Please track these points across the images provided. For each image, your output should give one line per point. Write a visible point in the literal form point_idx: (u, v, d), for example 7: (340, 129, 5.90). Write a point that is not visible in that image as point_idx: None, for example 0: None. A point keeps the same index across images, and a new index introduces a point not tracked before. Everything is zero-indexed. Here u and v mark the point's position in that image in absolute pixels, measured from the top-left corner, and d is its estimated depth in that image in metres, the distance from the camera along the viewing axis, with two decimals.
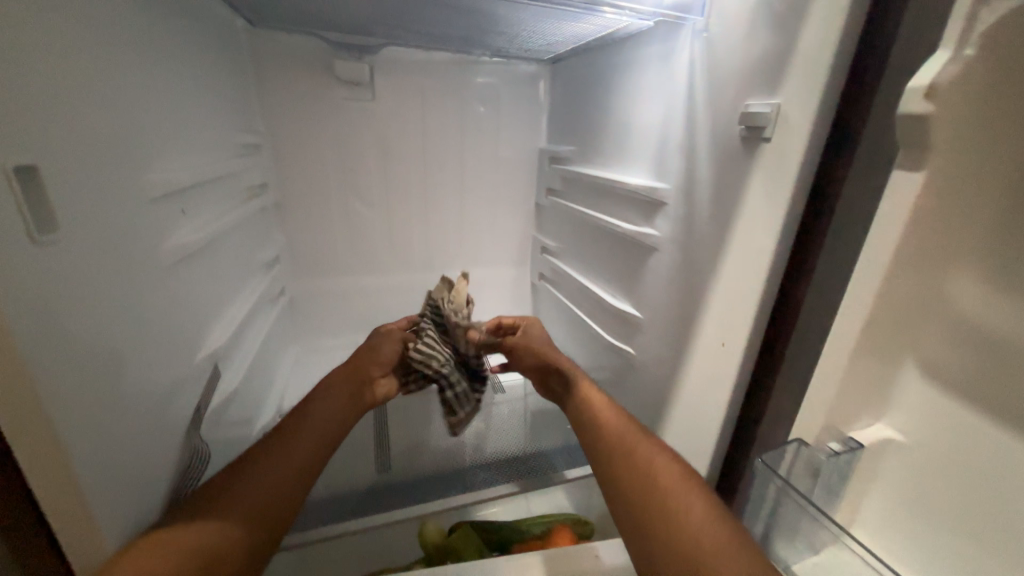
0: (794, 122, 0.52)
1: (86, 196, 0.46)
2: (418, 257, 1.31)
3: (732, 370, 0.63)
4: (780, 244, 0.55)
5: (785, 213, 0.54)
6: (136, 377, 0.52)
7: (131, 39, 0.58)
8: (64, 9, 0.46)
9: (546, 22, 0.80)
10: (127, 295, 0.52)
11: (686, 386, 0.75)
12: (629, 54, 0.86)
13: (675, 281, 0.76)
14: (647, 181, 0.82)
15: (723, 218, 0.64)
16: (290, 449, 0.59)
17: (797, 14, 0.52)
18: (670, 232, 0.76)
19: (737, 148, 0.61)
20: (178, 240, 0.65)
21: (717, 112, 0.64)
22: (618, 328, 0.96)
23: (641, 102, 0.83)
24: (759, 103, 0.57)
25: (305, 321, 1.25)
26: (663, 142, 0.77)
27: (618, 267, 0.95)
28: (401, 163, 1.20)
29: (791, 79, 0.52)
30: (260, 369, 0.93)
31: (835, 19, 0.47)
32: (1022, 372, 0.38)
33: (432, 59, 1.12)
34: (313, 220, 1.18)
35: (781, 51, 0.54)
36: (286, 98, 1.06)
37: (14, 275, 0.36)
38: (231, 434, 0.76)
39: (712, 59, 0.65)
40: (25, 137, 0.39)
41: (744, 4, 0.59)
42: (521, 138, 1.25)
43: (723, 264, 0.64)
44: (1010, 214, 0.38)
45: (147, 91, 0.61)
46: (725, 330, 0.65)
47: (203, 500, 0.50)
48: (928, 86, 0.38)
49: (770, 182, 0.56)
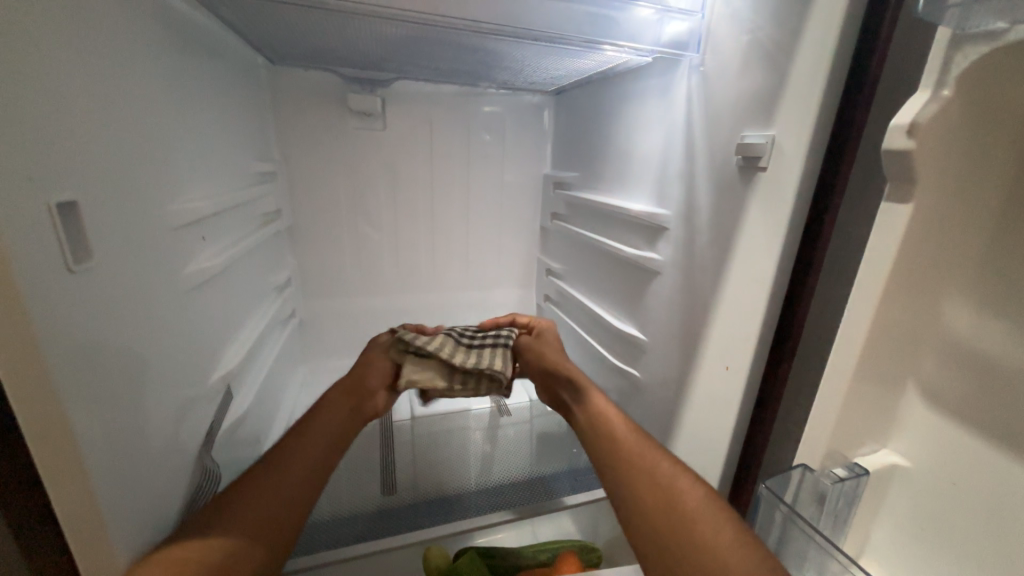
0: (788, 153, 0.54)
1: (116, 227, 0.49)
2: (426, 281, 1.34)
3: (736, 394, 0.64)
4: (779, 269, 0.57)
5: (782, 240, 0.56)
6: (154, 400, 0.53)
7: (161, 80, 0.62)
8: (102, 57, 0.50)
9: (550, 58, 0.84)
10: (149, 319, 0.54)
11: (691, 408, 0.75)
12: (629, 87, 0.89)
13: (678, 304, 0.77)
14: (648, 207, 0.84)
15: (723, 243, 0.66)
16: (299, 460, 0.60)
17: (785, 53, 0.55)
18: (672, 256, 0.78)
19: (735, 177, 0.63)
20: (198, 266, 0.68)
21: (714, 141, 0.67)
22: (623, 350, 0.96)
23: (641, 131, 0.86)
24: (754, 135, 0.59)
25: (313, 343, 1.27)
26: (663, 169, 0.80)
27: (622, 290, 0.96)
28: (410, 189, 1.23)
29: (783, 113, 0.55)
30: (269, 390, 0.94)
31: (822, 58, 0.50)
32: (1014, 396, 0.39)
33: (440, 91, 1.17)
34: (324, 244, 1.22)
35: (773, 87, 0.56)
36: (301, 129, 1.11)
37: (52, 304, 0.38)
38: (240, 455, 0.77)
39: (708, 92, 0.68)
40: (67, 176, 0.42)
41: (737, 41, 0.62)
42: (527, 164, 1.29)
43: (725, 288, 0.66)
44: (994, 243, 0.40)
45: (174, 127, 0.65)
46: (728, 353, 0.65)
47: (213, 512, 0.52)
48: (909, 124, 0.40)
49: (767, 209, 0.58)
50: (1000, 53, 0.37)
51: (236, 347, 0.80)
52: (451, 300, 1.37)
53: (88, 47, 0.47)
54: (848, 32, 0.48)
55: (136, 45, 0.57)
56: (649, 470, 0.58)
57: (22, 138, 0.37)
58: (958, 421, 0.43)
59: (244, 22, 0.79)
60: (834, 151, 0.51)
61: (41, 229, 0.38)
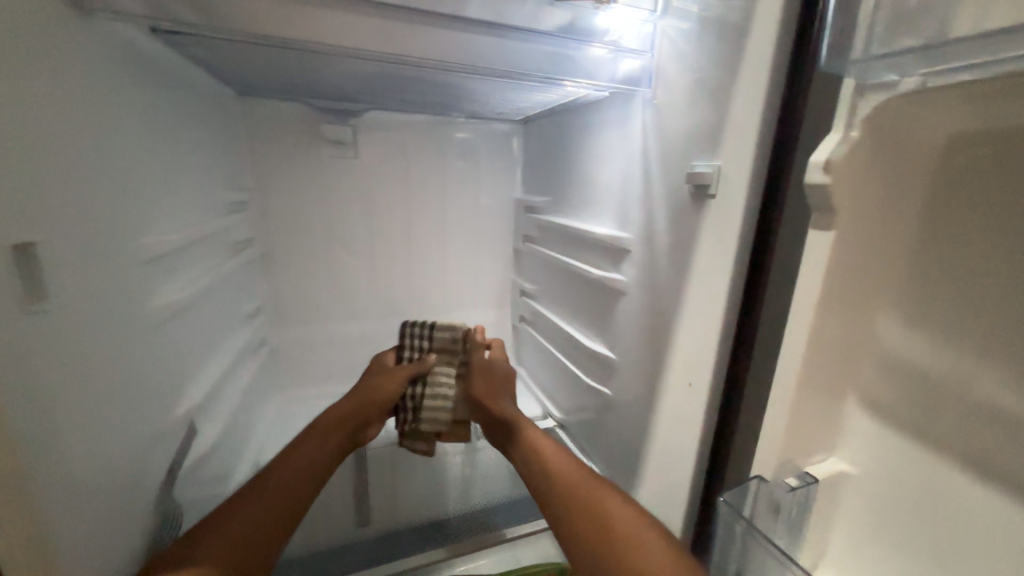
0: (733, 182, 0.59)
1: (77, 266, 0.49)
2: (401, 306, 1.33)
3: (701, 409, 0.66)
4: (731, 289, 0.61)
5: (733, 262, 0.59)
6: (113, 440, 0.52)
7: (129, 116, 0.63)
8: (67, 97, 0.50)
9: (515, 91, 0.88)
10: (111, 355, 0.53)
11: (660, 424, 0.77)
12: (591, 118, 0.94)
13: (644, 322, 0.80)
14: (614, 231, 0.88)
15: (681, 264, 0.69)
16: (270, 496, 0.60)
17: (725, 91, 0.59)
18: (637, 278, 0.81)
19: (688, 203, 0.67)
20: (163, 299, 0.66)
21: (669, 170, 0.71)
22: (595, 369, 0.98)
23: (604, 159, 0.91)
24: (702, 165, 0.63)
25: (285, 371, 1.24)
26: (625, 194, 0.84)
27: (592, 310, 0.99)
28: (384, 215, 1.24)
29: (726, 146, 0.60)
30: (239, 422, 0.92)
31: (757, 97, 0.55)
32: (941, 400, 0.43)
33: (412, 121, 1.20)
34: (297, 271, 1.21)
35: (717, 122, 0.61)
36: (272, 157, 1.11)
37: (5, 346, 0.37)
38: (207, 492, 0.74)
39: (662, 124, 0.73)
40: (26, 216, 0.42)
41: (684, 79, 0.67)
42: (499, 188, 1.32)
43: (685, 307, 0.69)
44: (917, 260, 0.44)
45: (142, 161, 0.66)
46: (691, 370, 0.68)
47: (185, 548, 0.52)
48: (825, 162, 0.44)
49: (718, 232, 0.62)
50: (898, 98, 0.42)
51: (202, 378, 0.77)
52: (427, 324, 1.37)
53: (48, 86, 0.47)
54: (776, 75, 0.53)
55: (103, 82, 0.57)
56: (601, 510, 0.61)
57: None
58: (894, 428, 0.47)
59: (214, 59, 0.80)
60: (773, 180, 0.55)
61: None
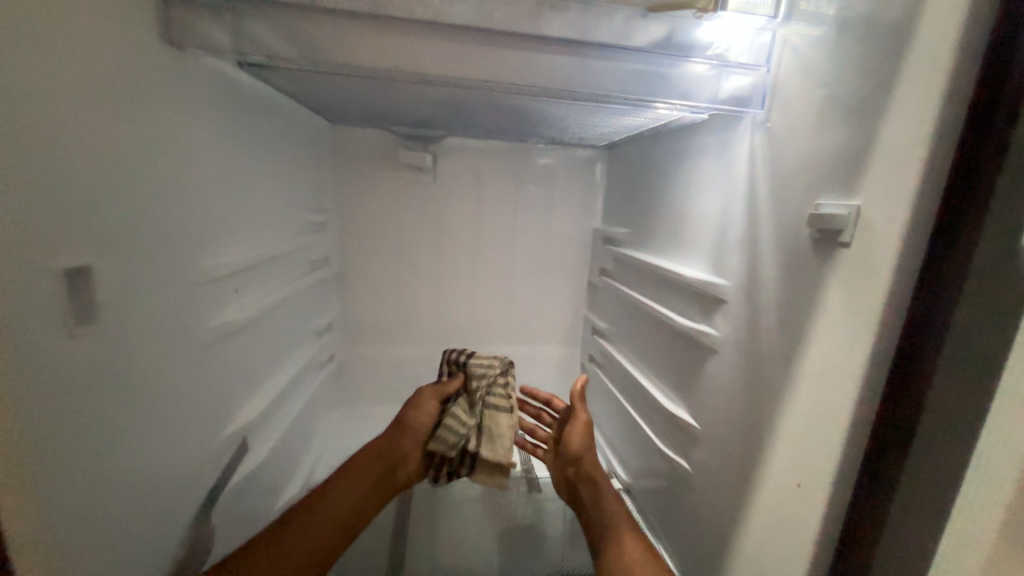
0: (877, 231, 0.45)
1: (147, 288, 0.49)
2: (467, 333, 1.27)
3: (811, 519, 0.52)
4: (872, 374, 0.45)
5: (871, 340, 0.45)
6: (157, 457, 0.52)
7: (234, 143, 0.67)
8: (175, 132, 0.54)
9: (597, 117, 0.80)
10: (177, 374, 0.55)
11: (753, 524, 0.61)
12: (685, 144, 0.81)
13: (738, 389, 0.65)
14: (704, 274, 0.74)
15: (794, 326, 0.55)
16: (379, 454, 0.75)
17: (872, 115, 0.46)
18: (734, 335, 0.66)
19: (808, 251, 0.53)
20: (226, 319, 0.66)
21: (783, 207, 0.57)
22: (673, 435, 0.83)
23: (696, 191, 0.77)
24: (832, 205, 0.50)
25: (347, 390, 1.24)
26: (721, 234, 0.70)
27: (672, 364, 0.84)
28: (455, 240, 1.21)
29: (871, 183, 0.46)
30: (292, 441, 0.91)
31: (918, 130, 0.41)
32: None
33: (492, 145, 1.16)
34: (368, 291, 1.21)
35: (855, 154, 0.48)
36: (355, 179, 1.14)
37: (66, 380, 0.39)
38: (250, 514, 0.73)
39: (774, 151, 0.59)
40: (98, 244, 0.43)
41: (806, 101, 0.54)
42: (577, 217, 1.23)
43: (794, 385, 0.55)
44: None
45: (240, 188, 0.69)
46: (800, 468, 0.54)
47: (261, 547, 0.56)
48: None
49: (850, 301, 0.47)
50: None
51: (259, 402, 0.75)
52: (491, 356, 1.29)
53: (151, 122, 0.50)
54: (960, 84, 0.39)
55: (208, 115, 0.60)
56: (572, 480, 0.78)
57: (70, 221, 0.39)
58: None
59: (309, 98, 0.83)
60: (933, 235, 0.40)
61: (43, 296, 0.36)
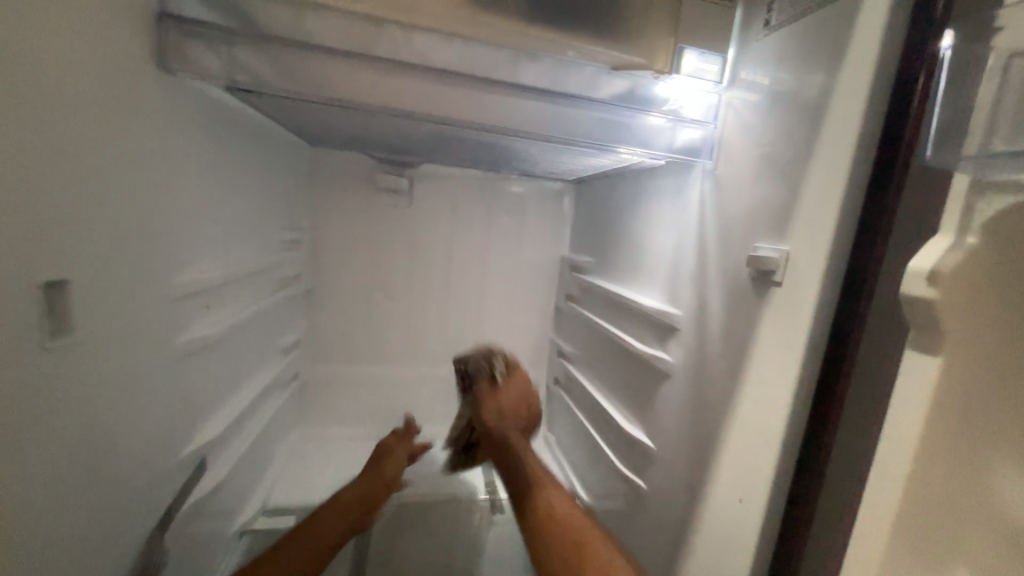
0: (802, 273, 0.52)
1: (119, 302, 0.49)
2: (435, 353, 1.28)
3: (750, 532, 0.57)
4: (799, 398, 0.52)
5: (799, 368, 0.51)
6: (115, 476, 0.50)
7: (214, 160, 0.68)
8: (158, 150, 0.55)
9: (566, 156, 0.86)
10: (142, 389, 0.55)
11: (700, 540, 0.65)
12: (645, 184, 0.88)
13: (689, 412, 0.70)
14: (660, 304, 0.80)
15: (736, 354, 0.61)
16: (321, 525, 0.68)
17: (798, 174, 0.54)
18: (686, 362, 0.72)
19: (748, 288, 0.60)
20: (194, 335, 0.65)
21: (727, 247, 0.64)
22: (630, 456, 0.87)
23: (655, 228, 0.84)
24: (767, 248, 0.57)
25: (309, 408, 1.21)
26: (675, 268, 0.77)
27: (630, 387, 0.89)
28: (427, 262, 1.23)
29: (797, 231, 0.53)
30: (251, 461, 0.88)
31: (832, 191, 0.49)
32: None
33: (467, 173, 1.21)
34: (337, 308, 1.20)
35: (785, 206, 0.55)
36: (331, 198, 1.15)
37: (33, 394, 0.39)
38: (203, 538, 0.71)
39: (721, 198, 0.67)
40: (76, 259, 0.43)
41: (746, 156, 0.62)
42: (546, 245, 1.29)
43: (736, 408, 0.60)
44: None
45: (216, 205, 0.70)
46: (740, 484, 0.59)
47: None
48: (931, 272, 0.32)
49: (781, 333, 0.54)
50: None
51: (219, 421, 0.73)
52: (458, 377, 1.30)
53: (135, 139, 0.51)
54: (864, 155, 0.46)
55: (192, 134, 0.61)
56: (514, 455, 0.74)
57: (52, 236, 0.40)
58: None
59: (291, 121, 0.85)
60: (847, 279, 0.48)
61: (19, 311, 0.37)
